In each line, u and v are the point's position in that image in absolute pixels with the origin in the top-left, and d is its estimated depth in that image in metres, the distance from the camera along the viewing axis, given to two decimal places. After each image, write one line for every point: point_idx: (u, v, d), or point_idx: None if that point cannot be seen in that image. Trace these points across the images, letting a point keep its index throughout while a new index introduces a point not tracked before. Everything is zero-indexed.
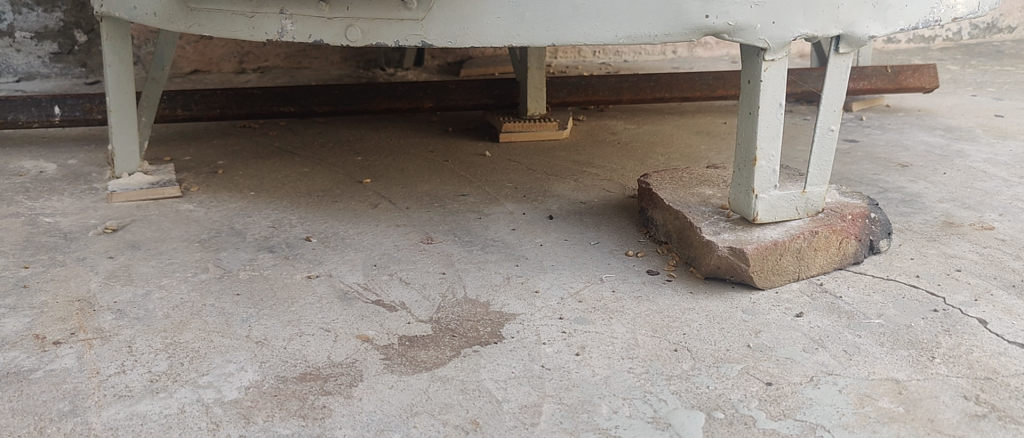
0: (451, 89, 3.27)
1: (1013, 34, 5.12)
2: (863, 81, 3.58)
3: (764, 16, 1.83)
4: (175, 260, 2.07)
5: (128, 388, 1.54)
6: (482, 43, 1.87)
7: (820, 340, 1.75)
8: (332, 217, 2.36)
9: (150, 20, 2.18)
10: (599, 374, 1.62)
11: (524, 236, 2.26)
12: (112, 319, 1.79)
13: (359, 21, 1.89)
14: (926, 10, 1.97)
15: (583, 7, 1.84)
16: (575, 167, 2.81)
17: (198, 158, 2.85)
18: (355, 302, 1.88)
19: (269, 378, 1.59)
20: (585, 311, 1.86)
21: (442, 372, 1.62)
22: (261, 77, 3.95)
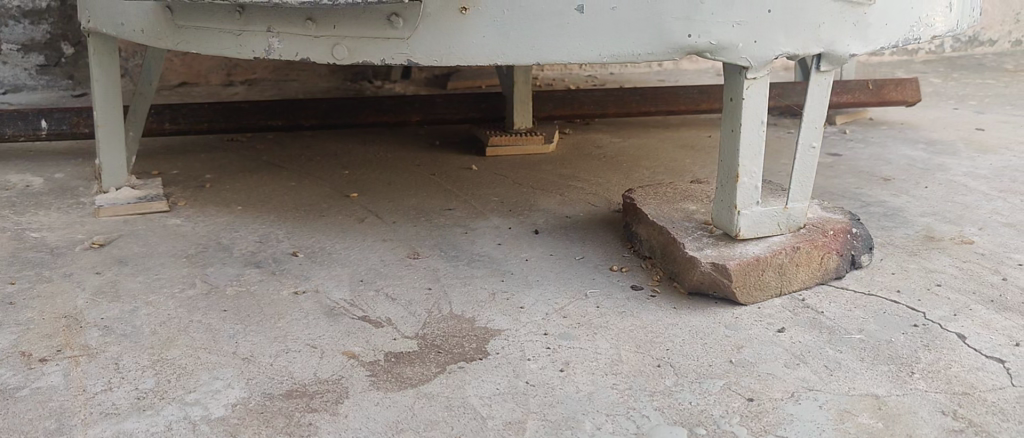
0: (438, 102, 3.29)
1: (994, 47, 5.18)
2: (846, 95, 3.61)
3: (746, 35, 1.86)
4: (162, 276, 2.08)
5: (115, 406, 1.55)
6: (467, 62, 1.88)
7: (802, 355, 1.77)
8: (319, 232, 2.38)
9: (137, 37, 2.18)
10: (584, 390, 1.63)
11: (510, 251, 2.27)
12: (100, 336, 1.79)
13: (345, 40, 1.91)
14: (906, 29, 2.01)
15: (568, 26, 1.86)
16: (561, 181, 2.83)
17: (186, 171, 2.86)
18: (341, 318, 1.90)
19: (255, 395, 1.60)
20: (569, 327, 1.88)
21: (427, 388, 1.63)
22: (248, 89, 3.96)
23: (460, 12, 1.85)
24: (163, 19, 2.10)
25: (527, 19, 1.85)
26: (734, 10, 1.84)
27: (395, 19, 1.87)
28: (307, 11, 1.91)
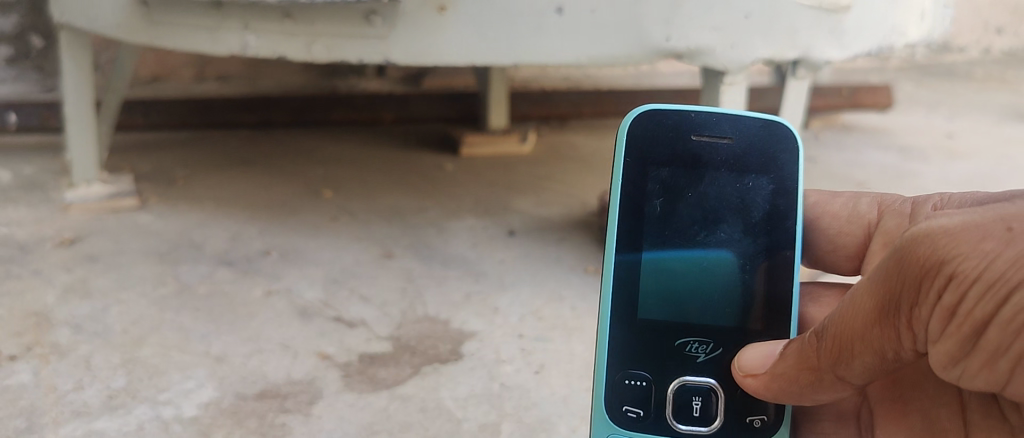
0: (413, 102, 3.37)
1: (963, 55, 5.27)
2: (820, 101, 3.64)
3: (724, 39, 1.85)
4: (134, 274, 2.06)
5: (86, 405, 1.53)
6: (445, 62, 1.88)
7: None
8: (292, 231, 2.36)
9: (110, 31, 2.13)
10: (558, 393, 1.63)
11: (485, 252, 2.27)
12: (70, 334, 1.77)
13: (323, 38, 1.90)
14: (880, 37, 2.05)
15: (546, 28, 1.84)
16: (537, 181, 2.83)
17: (157, 167, 2.82)
18: (315, 319, 1.88)
19: (228, 395, 1.58)
20: (545, 329, 1.88)
21: (401, 390, 1.62)
22: (222, 86, 3.93)
23: (438, 12, 1.83)
24: (136, 13, 2.06)
25: (505, 19, 1.84)
26: (713, 15, 1.82)
27: (373, 17, 1.86)
28: (285, 9, 1.89)
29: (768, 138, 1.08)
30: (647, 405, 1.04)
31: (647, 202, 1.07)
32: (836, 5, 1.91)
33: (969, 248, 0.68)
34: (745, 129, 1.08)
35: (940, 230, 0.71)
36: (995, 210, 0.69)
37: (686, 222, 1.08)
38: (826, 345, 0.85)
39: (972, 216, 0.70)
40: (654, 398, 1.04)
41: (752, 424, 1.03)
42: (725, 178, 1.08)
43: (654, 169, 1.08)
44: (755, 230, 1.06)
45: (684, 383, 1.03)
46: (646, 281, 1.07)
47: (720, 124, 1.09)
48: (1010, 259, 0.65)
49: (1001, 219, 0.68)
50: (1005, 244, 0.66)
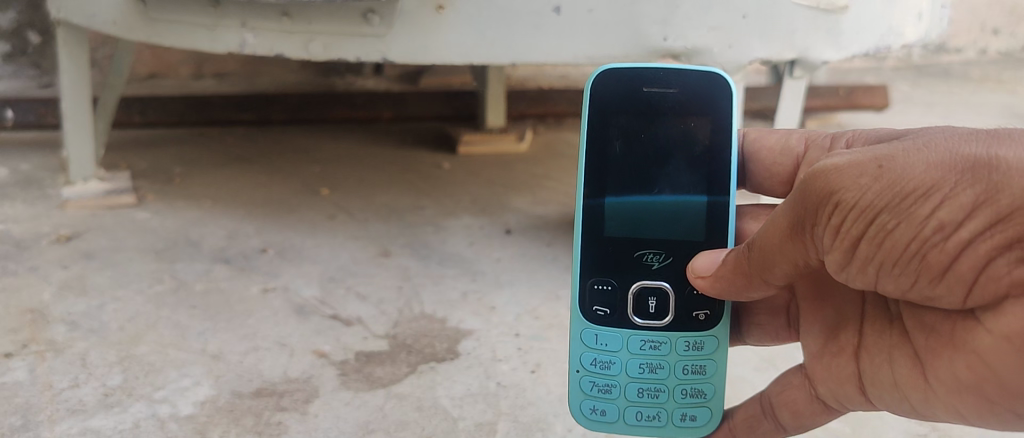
0: (411, 101, 3.36)
1: (960, 56, 5.29)
2: (816, 101, 3.65)
3: (722, 39, 1.85)
4: (130, 271, 2.06)
5: (82, 402, 1.53)
6: (443, 61, 1.88)
7: (771, 358, 1.79)
8: (289, 229, 2.36)
9: (108, 28, 2.12)
10: (555, 392, 1.64)
11: (482, 251, 2.28)
12: (66, 331, 1.77)
13: (321, 36, 1.90)
14: (878, 37, 2.06)
15: (544, 28, 1.85)
16: (533, 180, 2.84)
17: (154, 164, 2.82)
18: (312, 317, 1.89)
19: (225, 393, 1.59)
20: (541, 328, 1.88)
21: (398, 389, 1.62)
22: (220, 83, 3.93)
23: (437, 11, 1.84)
24: (134, 10, 2.06)
25: (503, 19, 1.84)
26: (711, 15, 1.83)
27: (371, 16, 1.86)
28: (283, 7, 1.89)
29: (707, 87, 1.14)
30: (615, 307, 1.14)
31: (608, 145, 1.15)
32: (833, 5, 1.92)
33: (851, 183, 0.81)
34: (687, 79, 1.14)
35: (832, 165, 0.84)
36: (874, 151, 0.82)
37: (642, 159, 1.15)
38: (743, 260, 0.97)
39: (857, 155, 0.83)
40: (621, 302, 1.14)
41: (701, 322, 1.13)
42: (670, 122, 1.15)
43: (614, 115, 1.15)
44: (706, 162, 1.13)
45: (642, 287, 1.13)
46: (611, 218, 1.14)
47: (660, 76, 1.15)
48: (881, 189, 0.79)
49: (878, 158, 0.81)
50: (877, 178, 0.80)
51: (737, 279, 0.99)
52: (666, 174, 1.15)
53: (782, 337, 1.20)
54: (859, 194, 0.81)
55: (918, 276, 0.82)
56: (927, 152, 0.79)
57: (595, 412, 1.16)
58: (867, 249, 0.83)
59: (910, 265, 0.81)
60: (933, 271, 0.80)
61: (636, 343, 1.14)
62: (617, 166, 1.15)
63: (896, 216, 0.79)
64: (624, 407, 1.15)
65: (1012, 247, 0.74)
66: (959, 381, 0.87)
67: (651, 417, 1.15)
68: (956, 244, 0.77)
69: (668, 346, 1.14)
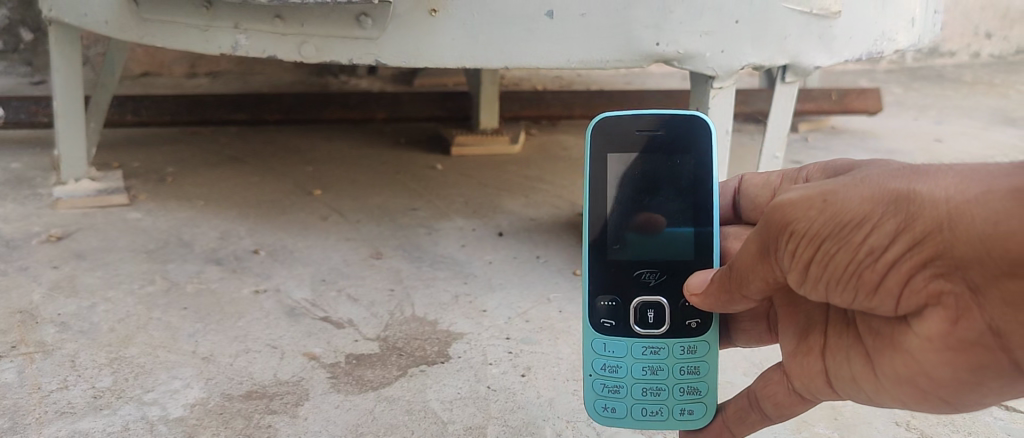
0: (404, 101, 3.35)
1: (953, 59, 5.30)
2: (809, 104, 3.65)
3: (713, 44, 1.86)
4: (121, 272, 2.06)
5: (71, 404, 1.53)
6: (435, 64, 1.88)
7: (760, 364, 1.79)
8: (281, 230, 2.36)
9: (100, 27, 2.13)
10: (545, 395, 1.64)
11: (473, 253, 2.28)
12: (56, 332, 1.77)
13: (313, 38, 1.90)
14: (870, 43, 2.06)
15: (536, 31, 1.84)
16: (526, 182, 2.84)
17: (146, 164, 2.82)
18: (303, 319, 1.89)
19: (215, 396, 1.59)
20: (532, 331, 1.88)
21: (388, 392, 1.63)
22: (213, 82, 3.92)
23: (430, 14, 1.84)
24: (127, 11, 2.06)
25: (495, 22, 1.84)
26: (703, 21, 1.84)
27: (364, 18, 1.86)
28: (276, 9, 1.89)
29: (690, 129, 1.10)
30: (619, 318, 1.12)
31: (603, 180, 1.11)
32: (826, 11, 1.92)
33: (801, 214, 0.76)
34: (672, 122, 1.11)
35: (784, 197, 0.79)
36: (820, 185, 0.77)
37: (633, 196, 1.11)
38: (725, 276, 0.92)
39: (806, 188, 0.78)
40: (624, 314, 1.12)
41: (694, 330, 1.11)
42: (659, 162, 1.11)
43: (609, 156, 1.11)
44: (692, 200, 1.09)
45: (643, 301, 1.11)
46: (609, 247, 1.11)
47: (648, 116, 1.12)
48: (826, 221, 0.74)
49: (821, 190, 0.76)
50: (822, 210, 0.74)
51: (721, 296, 0.94)
52: (659, 205, 1.10)
53: (766, 340, 1.19)
54: (799, 219, 0.76)
55: (855, 297, 0.76)
56: (867, 183, 0.73)
57: (604, 412, 1.14)
58: (815, 275, 0.77)
59: (847, 287, 0.76)
60: (869, 292, 0.74)
61: (639, 348, 1.12)
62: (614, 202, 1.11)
63: (832, 241, 0.74)
64: (631, 405, 1.13)
65: (932, 266, 0.68)
66: (908, 393, 0.80)
67: (656, 415, 1.13)
68: (883, 267, 0.71)
69: (666, 350, 1.12)
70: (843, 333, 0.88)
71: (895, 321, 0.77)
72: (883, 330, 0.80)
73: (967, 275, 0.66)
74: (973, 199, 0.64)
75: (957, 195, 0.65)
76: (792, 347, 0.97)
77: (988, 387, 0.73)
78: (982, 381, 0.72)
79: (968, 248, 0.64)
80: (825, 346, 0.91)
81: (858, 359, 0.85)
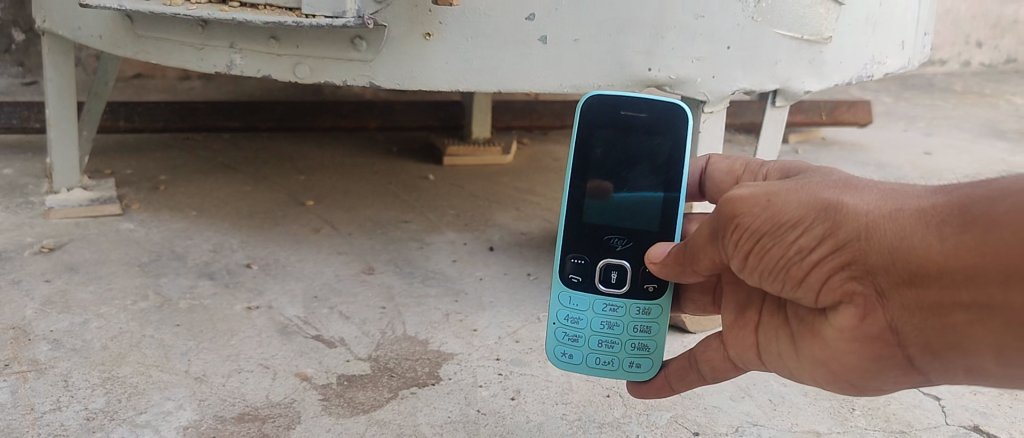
0: (396, 110, 3.39)
1: (943, 67, 5.33)
2: (800, 115, 3.67)
3: (705, 70, 1.87)
4: (114, 286, 2.07)
5: (64, 427, 1.54)
6: (428, 87, 1.90)
7: (747, 388, 1.82)
8: (273, 242, 2.37)
9: (94, 42, 2.15)
10: (534, 420, 1.66)
11: (464, 269, 2.29)
12: (49, 350, 1.78)
13: (308, 59, 1.91)
14: (860, 67, 2.07)
15: (529, 56, 1.86)
16: (517, 194, 2.86)
17: (139, 171, 2.82)
18: (294, 337, 1.90)
19: (207, 418, 1.60)
20: (522, 352, 1.90)
21: (379, 415, 1.64)
22: (205, 85, 3.93)
23: (424, 38, 1.85)
24: (122, 28, 2.07)
25: (489, 47, 1.85)
26: (695, 47, 1.85)
27: (358, 41, 1.88)
28: (271, 30, 1.90)
29: (670, 115, 1.17)
30: (586, 275, 1.19)
31: (588, 151, 1.18)
32: (817, 36, 1.93)
33: (745, 210, 0.87)
34: (655, 106, 1.18)
35: (734, 191, 0.91)
36: (766, 185, 0.89)
37: (611, 170, 1.18)
38: (680, 250, 1.00)
39: (752, 186, 0.90)
40: (591, 271, 1.19)
41: (651, 294, 1.16)
42: (638, 139, 1.18)
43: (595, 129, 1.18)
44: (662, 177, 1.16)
45: (608, 263, 1.17)
46: (587, 212, 1.18)
47: (636, 99, 1.18)
48: (767, 220, 0.86)
49: (767, 190, 0.87)
50: (764, 209, 0.86)
51: (671, 269, 1.03)
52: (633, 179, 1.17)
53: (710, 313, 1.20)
54: (743, 212, 0.87)
55: (782, 286, 0.89)
56: (803, 192, 0.86)
57: (563, 357, 1.22)
58: (750, 264, 0.90)
59: (776, 278, 0.88)
60: (793, 284, 0.87)
61: (600, 304, 1.19)
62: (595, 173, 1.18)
63: (769, 237, 0.86)
64: (587, 354, 1.21)
65: (849, 269, 0.81)
66: (817, 372, 0.94)
67: (608, 365, 1.20)
68: (808, 264, 0.84)
69: (624, 309, 1.18)
70: (770, 316, 1.01)
71: (812, 311, 0.91)
72: (802, 316, 0.94)
73: (876, 280, 0.79)
74: (889, 218, 0.79)
75: (877, 212, 0.79)
76: (731, 320, 1.07)
77: (883, 375, 0.87)
78: (876, 367, 0.87)
79: (881, 257, 0.78)
80: (759, 325, 1.03)
81: (783, 341, 0.98)
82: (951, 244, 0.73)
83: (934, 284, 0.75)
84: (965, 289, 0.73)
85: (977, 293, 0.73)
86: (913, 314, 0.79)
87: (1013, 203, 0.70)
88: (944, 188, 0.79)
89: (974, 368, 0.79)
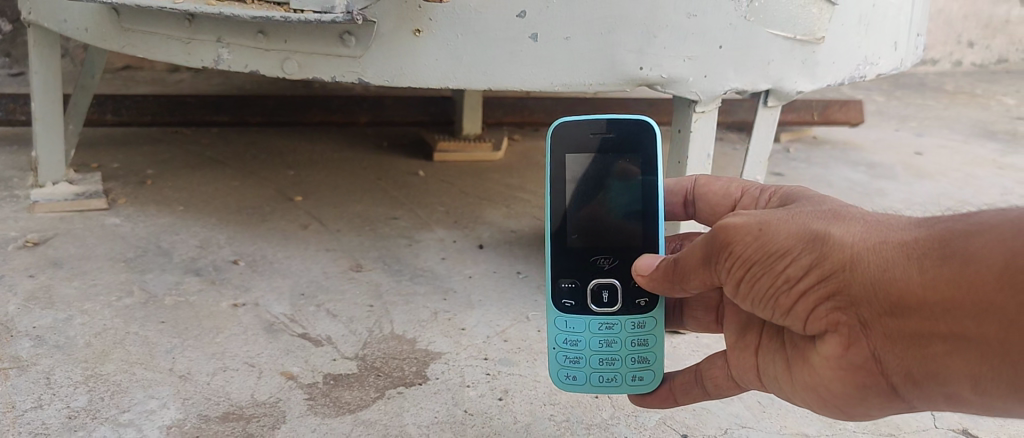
0: (387, 105, 3.36)
1: (935, 67, 5.34)
2: (792, 114, 3.67)
3: (696, 69, 1.86)
4: (99, 282, 2.05)
5: (45, 425, 1.52)
6: (418, 84, 1.88)
7: (736, 390, 1.80)
8: (261, 239, 2.35)
9: (80, 35, 2.14)
10: (521, 421, 1.64)
11: (453, 267, 2.28)
12: (31, 347, 1.76)
13: (296, 55, 1.90)
14: (852, 68, 2.06)
15: (520, 54, 1.84)
16: (507, 191, 2.84)
17: (126, 165, 2.80)
18: (281, 335, 1.88)
19: (191, 417, 1.58)
20: (510, 352, 1.89)
21: (365, 415, 1.63)
22: (195, 78, 3.91)
23: (414, 34, 1.83)
24: (109, 21, 2.06)
25: (479, 44, 1.84)
26: (687, 46, 1.84)
27: (348, 37, 1.86)
28: (259, 25, 1.89)
29: (636, 132, 1.17)
30: (578, 298, 1.17)
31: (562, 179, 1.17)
32: (809, 36, 1.92)
33: (736, 238, 0.87)
34: (620, 124, 1.17)
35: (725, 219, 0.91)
36: (758, 213, 0.88)
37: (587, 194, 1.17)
38: (670, 266, 0.97)
39: (744, 214, 0.89)
40: (583, 294, 1.17)
41: (644, 307, 1.16)
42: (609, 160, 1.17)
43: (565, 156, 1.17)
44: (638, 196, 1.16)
45: (598, 284, 1.17)
46: (570, 238, 1.18)
47: (602, 119, 1.17)
48: (757, 248, 0.85)
49: (758, 218, 0.87)
50: (754, 238, 0.86)
51: (659, 285, 1.00)
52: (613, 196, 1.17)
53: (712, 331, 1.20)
54: (733, 241, 0.87)
55: (772, 313, 0.89)
56: (794, 221, 0.85)
57: (566, 380, 1.18)
58: (740, 289, 0.89)
59: (766, 305, 0.88)
60: (782, 311, 0.87)
61: (596, 324, 1.18)
62: (575, 199, 1.17)
63: (758, 266, 0.86)
64: (590, 374, 1.18)
65: (835, 299, 0.81)
66: (809, 396, 0.94)
67: (613, 382, 1.17)
68: (796, 293, 0.84)
69: (619, 326, 1.17)
70: (770, 340, 1.00)
71: (805, 337, 0.92)
72: (797, 341, 0.94)
73: (861, 311, 0.80)
74: (875, 249, 0.79)
75: (861, 243, 0.80)
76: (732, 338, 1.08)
77: (867, 403, 0.87)
78: (859, 395, 0.87)
79: (865, 288, 0.78)
80: (758, 348, 1.04)
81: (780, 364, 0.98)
82: (931, 277, 0.74)
83: (917, 317, 0.76)
84: (945, 320, 0.74)
85: (958, 325, 0.73)
86: (896, 344, 0.79)
87: (990, 239, 0.71)
88: (928, 221, 0.79)
89: (957, 403, 0.79)
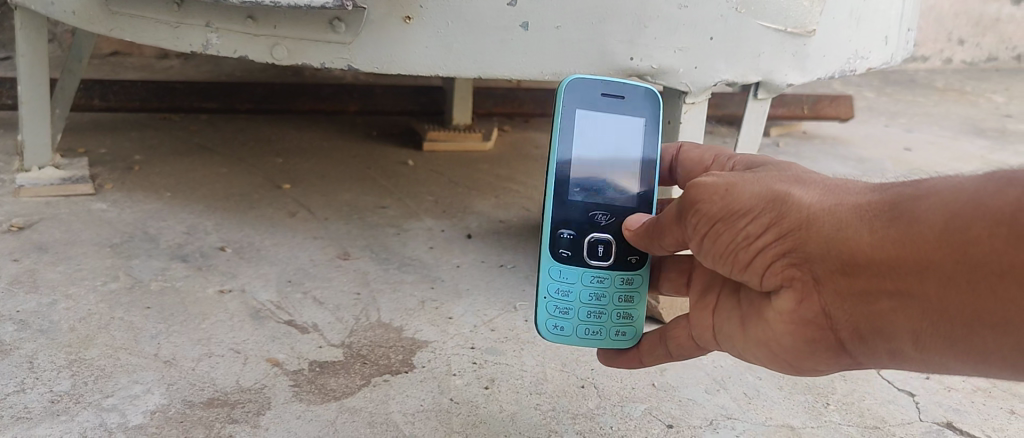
0: (377, 94, 3.37)
1: (926, 64, 5.36)
2: (783, 108, 3.67)
3: (686, 61, 1.86)
4: (84, 267, 2.03)
5: (27, 409, 1.51)
6: (406, 71, 1.87)
7: (722, 381, 1.81)
8: (248, 225, 2.34)
9: (67, 18, 2.10)
10: (507, 410, 1.64)
11: (441, 256, 2.27)
12: (14, 331, 1.74)
13: (285, 41, 1.89)
14: (842, 61, 2.06)
15: (510, 42, 1.83)
16: (496, 182, 2.84)
17: (113, 151, 2.78)
18: (267, 322, 1.88)
19: (175, 403, 1.57)
20: (497, 341, 1.89)
21: (351, 403, 1.62)
22: (183, 65, 3.89)
23: (404, 21, 1.82)
24: (96, 3, 2.03)
25: (469, 32, 1.83)
26: (677, 37, 1.83)
27: (337, 23, 1.85)
28: (248, 10, 1.88)
29: (640, 97, 1.25)
30: (575, 250, 1.19)
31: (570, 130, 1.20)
32: (800, 28, 1.91)
33: (704, 195, 0.91)
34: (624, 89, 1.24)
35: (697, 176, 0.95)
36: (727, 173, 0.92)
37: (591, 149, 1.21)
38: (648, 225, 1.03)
39: (712, 173, 0.93)
40: (579, 246, 1.19)
41: (634, 265, 1.19)
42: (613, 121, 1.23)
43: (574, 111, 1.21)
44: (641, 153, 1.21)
45: (595, 238, 1.18)
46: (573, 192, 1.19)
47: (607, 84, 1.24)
48: (722, 206, 0.89)
49: (724, 178, 0.91)
50: (720, 196, 0.90)
51: (643, 240, 1.06)
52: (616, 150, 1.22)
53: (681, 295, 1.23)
54: (701, 198, 0.91)
55: (731, 269, 0.93)
56: (759, 182, 0.89)
57: (554, 330, 1.19)
58: (705, 245, 0.94)
59: (726, 260, 0.92)
60: (741, 267, 0.91)
61: (587, 277, 1.19)
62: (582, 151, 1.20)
63: (722, 223, 0.90)
64: (577, 326, 1.19)
65: (792, 255, 0.85)
66: (759, 353, 0.98)
67: (597, 335, 1.19)
68: (754, 249, 0.88)
69: (609, 280, 1.19)
70: (726, 301, 1.05)
71: (761, 294, 0.95)
72: (752, 300, 0.98)
73: (814, 268, 0.83)
74: (832, 211, 0.82)
75: (820, 204, 0.84)
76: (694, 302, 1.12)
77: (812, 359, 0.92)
78: (805, 351, 0.91)
79: (819, 246, 0.82)
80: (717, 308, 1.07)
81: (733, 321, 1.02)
82: (879, 236, 0.77)
83: (865, 274, 0.79)
84: (890, 278, 0.77)
85: (902, 283, 0.76)
86: (843, 301, 0.83)
87: (937, 204, 0.74)
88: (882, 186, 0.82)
89: (899, 361, 0.83)
